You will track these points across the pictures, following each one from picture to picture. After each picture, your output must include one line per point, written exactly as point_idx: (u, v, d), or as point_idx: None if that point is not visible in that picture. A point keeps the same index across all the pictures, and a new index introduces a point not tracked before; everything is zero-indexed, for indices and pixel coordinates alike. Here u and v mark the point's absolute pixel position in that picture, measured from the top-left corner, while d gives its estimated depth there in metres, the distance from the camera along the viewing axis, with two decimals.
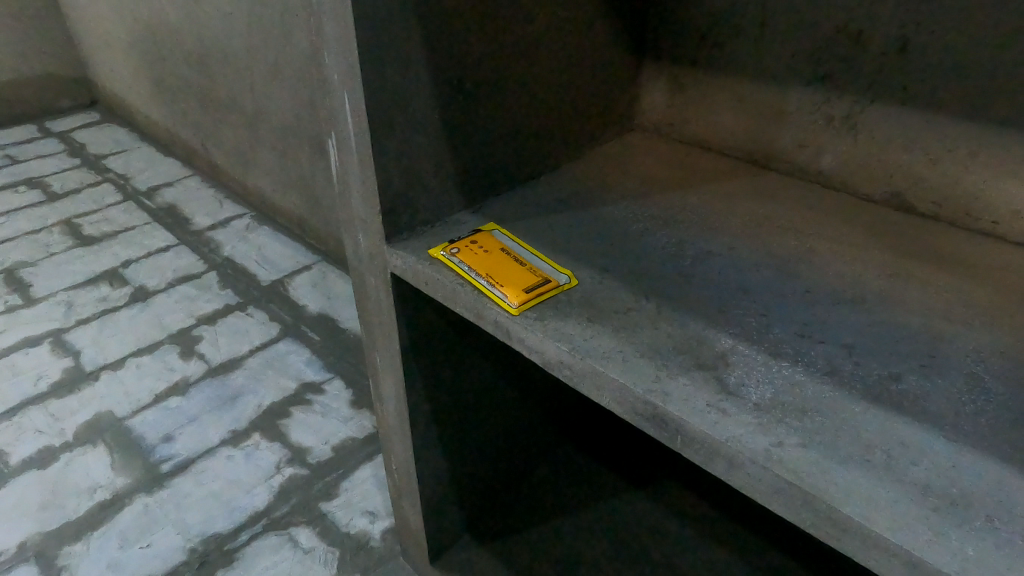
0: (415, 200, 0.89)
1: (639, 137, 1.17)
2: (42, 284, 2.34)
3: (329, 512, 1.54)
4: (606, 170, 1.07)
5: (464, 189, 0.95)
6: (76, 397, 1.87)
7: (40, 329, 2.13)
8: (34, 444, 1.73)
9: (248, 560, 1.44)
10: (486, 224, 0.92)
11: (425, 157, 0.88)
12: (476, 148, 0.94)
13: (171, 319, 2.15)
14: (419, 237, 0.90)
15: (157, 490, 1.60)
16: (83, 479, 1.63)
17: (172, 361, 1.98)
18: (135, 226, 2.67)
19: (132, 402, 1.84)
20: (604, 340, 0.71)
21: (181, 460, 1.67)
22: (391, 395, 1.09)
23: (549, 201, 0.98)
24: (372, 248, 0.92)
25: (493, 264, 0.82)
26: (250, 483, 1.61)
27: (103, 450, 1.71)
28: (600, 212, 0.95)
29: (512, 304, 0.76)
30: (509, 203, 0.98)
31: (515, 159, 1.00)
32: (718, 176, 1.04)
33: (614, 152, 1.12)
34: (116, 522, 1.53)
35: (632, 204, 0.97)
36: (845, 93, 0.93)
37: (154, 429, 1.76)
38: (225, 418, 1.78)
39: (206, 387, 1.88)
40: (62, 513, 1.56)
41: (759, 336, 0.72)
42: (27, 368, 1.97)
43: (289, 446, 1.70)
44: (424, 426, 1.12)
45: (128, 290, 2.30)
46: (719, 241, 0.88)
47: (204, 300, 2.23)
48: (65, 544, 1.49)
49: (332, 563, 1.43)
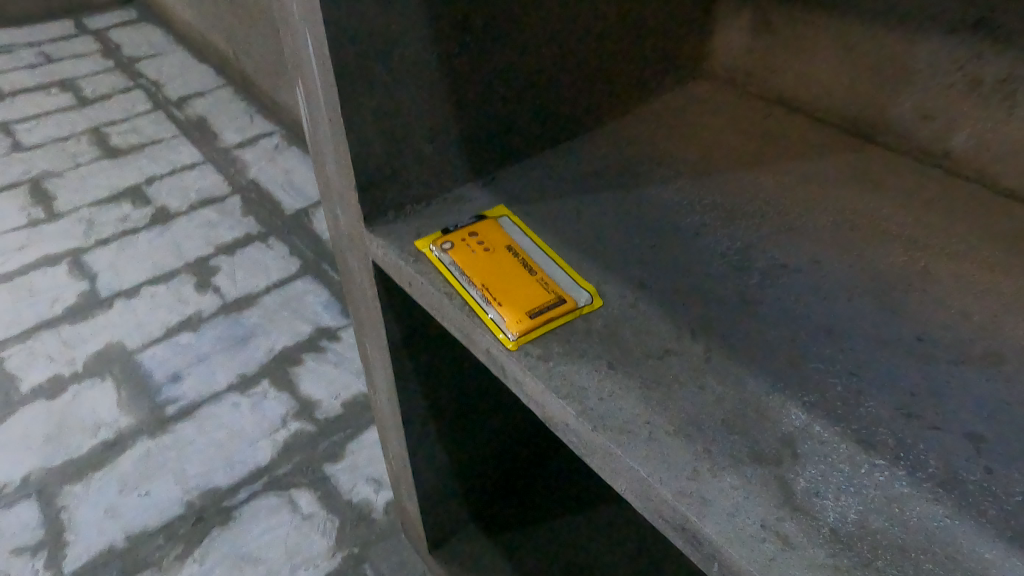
0: (404, 171, 0.70)
1: (707, 88, 0.93)
2: (66, 197, 2.24)
3: (333, 475, 1.44)
4: (658, 134, 0.84)
5: (471, 156, 0.75)
6: (89, 324, 1.79)
7: (60, 245, 2.04)
8: (44, 372, 1.67)
9: (244, 520, 1.36)
10: (495, 206, 0.72)
11: (419, 116, 0.68)
12: (487, 104, 0.72)
13: (190, 246, 2.04)
14: (409, 219, 0.71)
15: (160, 434, 1.52)
16: (88, 414, 1.57)
17: (186, 294, 1.88)
18: (162, 140, 2.53)
19: (143, 335, 1.76)
20: (627, 404, 0.52)
21: (187, 404, 1.59)
22: (383, 388, 0.94)
23: (580, 177, 0.77)
24: (351, 228, 0.73)
25: (494, 272, 0.63)
26: (255, 435, 1.52)
27: (111, 385, 1.63)
28: (643, 195, 0.74)
29: (510, 333, 0.57)
30: (529, 177, 0.77)
31: (540, 117, 0.78)
32: (805, 150, 0.80)
33: (673, 109, 0.89)
34: (117, 465, 1.47)
35: (686, 185, 0.75)
36: (1007, 50, 0.66)
37: (163, 366, 1.68)
38: (235, 360, 1.69)
39: (219, 325, 1.79)
40: (66, 451, 1.50)
41: (845, 410, 0.52)
42: (44, 289, 1.89)
43: (297, 397, 1.60)
44: (421, 421, 0.97)
45: (149, 210, 2.19)
46: (799, 252, 0.66)
47: (225, 227, 2.11)
48: (66, 484, 1.43)
49: (331, 533, 1.34)
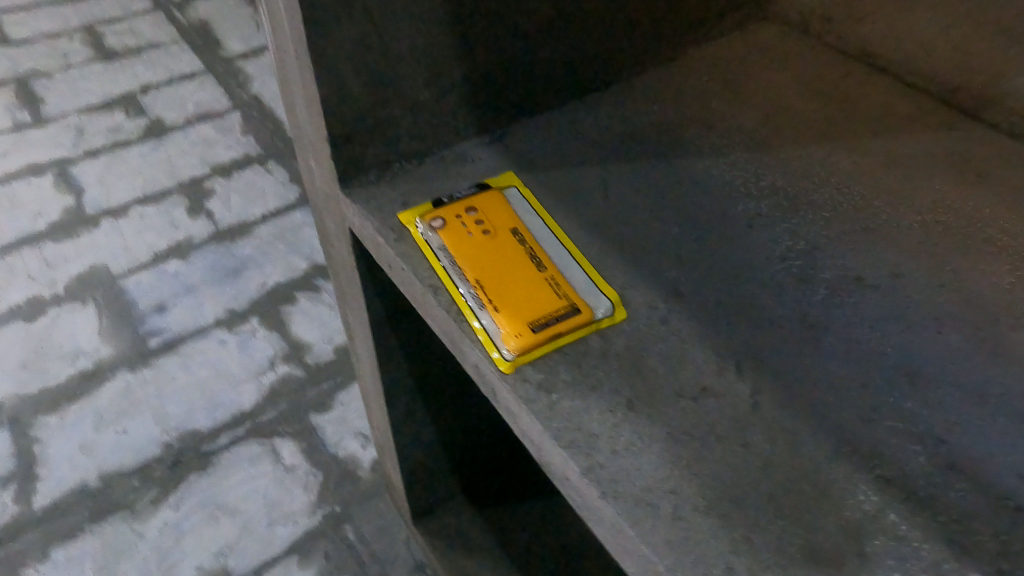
0: (391, 123, 0.56)
1: (773, 35, 0.76)
2: (55, 101, 2.09)
3: (319, 426, 1.36)
4: (709, 91, 0.69)
5: (477, 106, 0.60)
6: (72, 243, 1.68)
7: (46, 154, 1.91)
8: (23, 292, 1.58)
9: (224, 468, 1.29)
10: (502, 172, 0.58)
11: (415, 53, 0.53)
12: (502, 43, 0.57)
13: (184, 164, 1.90)
14: (396, 181, 0.58)
15: (141, 368, 1.44)
16: (67, 341, 1.48)
17: (177, 217, 1.76)
18: (160, 44, 2.35)
19: (129, 259, 1.66)
20: (649, 463, 0.40)
21: (171, 337, 1.50)
22: (367, 360, 0.83)
23: (610, 140, 0.63)
24: (325, 185, 0.60)
25: (494, 264, 0.50)
26: (240, 377, 1.44)
27: (92, 312, 1.54)
28: (686, 169, 0.60)
29: (506, 350, 0.45)
30: (547, 135, 0.63)
31: (565, 60, 0.63)
32: (889, 123, 0.65)
33: (731, 58, 0.73)
34: (94, 398, 1.39)
35: (740, 158, 0.61)
36: None
37: (148, 294, 1.58)
38: (224, 293, 1.59)
39: (209, 255, 1.67)
40: (42, 379, 1.42)
41: (932, 494, 0.39)
42: (27, 201, 1.77)
43: (288, 339, 1.51)
44: (407, 397, 0.87)
45: (143, 121, 2.04)
46: (878, 260, 0.52)
47: (222, 146, 1.96)
48: (41, 415, 1.37)
49: (313, 489, 1.27)
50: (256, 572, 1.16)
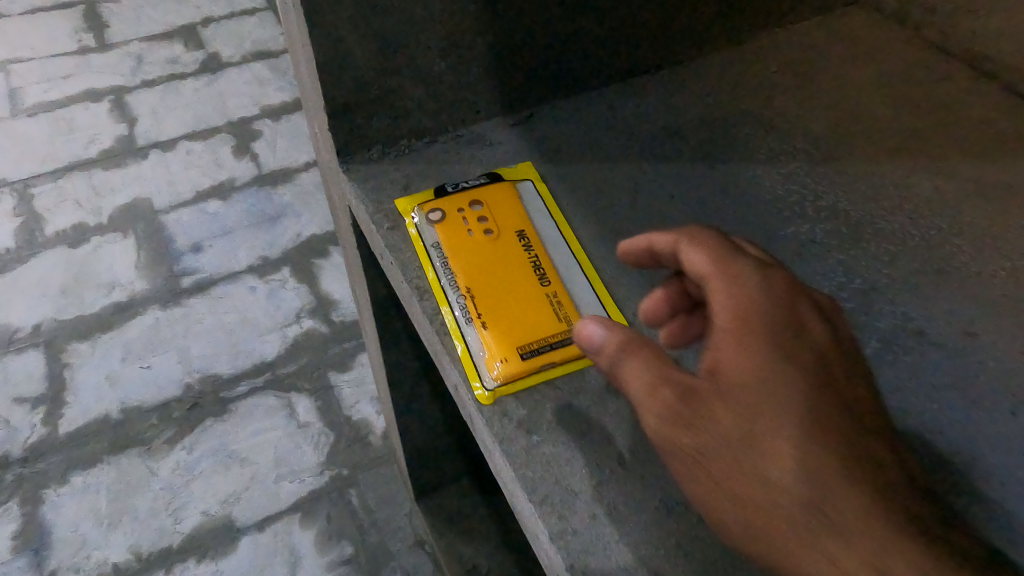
0: (399, 96, 0.49)
1: (862, 24, 0.66)
2: (118, 26, 2.08)
3: (337, 385, 1.35)
4: (775, 85, 0.60)
5: (502, 84, 0.53)
6: (120, 172, 1.69)
7: (104, 80, 1.91)
8: (70, 217, 1.59)
9: (239, 416, 1.29)
10: (520, 162, 0.52)
11: (431, 18, 0.46)
12: (535, 14, 0.50)
13: (235, 103, 1.88)
14: (402, 160, 0.52)
15: (171, 306, 1.45)
16: (105, 271, 1.50)
17: (223, 156, 1.75)
18: None
19: (172, 194, 1.66)
20: (630, 536, 0.35)
21: (204, 278, 1.50)
22: (372, 338, 0.79)
23: (650, 133, 0.55)
24: (328, 157, 0.55)
25: (492, 272, 0.44)
26: (265, 327, 1.43)
27: (131, 244, 1.55)
28: (732, 178, 0.52)
29: (488, 378, 0.40)
30: (580, 122, 0.56)
31: (610, 38, 0.55)
32: (987, 141, 0.54)
33: (807, 48, 0.63)
34: (125, 330, 1.41)
35: (798, 171, 0.53)
36: None
37: (187, 232, 1.59)
38: (260, 239, 1.58)
39: (250, 198, 1.66)
40: (78, 306, 1.44)
41: None
42: (82, 126, 1.79)
43: (316, 292, 1.49)
44: (412, 380, 0.83)
45: (201, 55, 2.02)
46: (949, 313, 0.44)
47: (275, 88, 1.93)
48: (74, 341, 1.39)
49: (323, 448, 1.26)
50: (259, 524, 1.16)
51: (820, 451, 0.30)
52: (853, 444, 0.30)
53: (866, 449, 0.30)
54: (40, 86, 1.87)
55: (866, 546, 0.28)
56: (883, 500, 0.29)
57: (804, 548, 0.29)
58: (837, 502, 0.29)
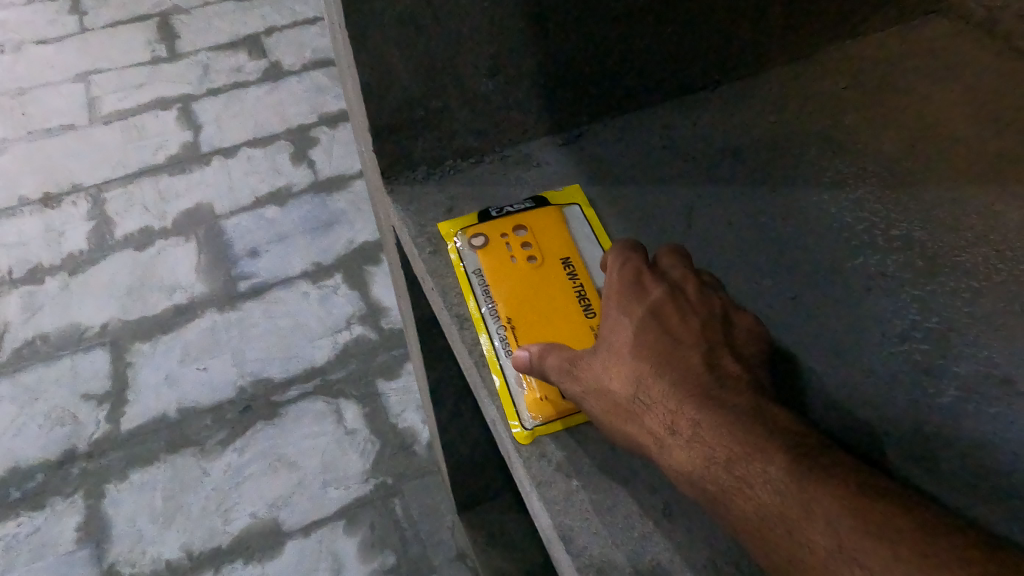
0: (445, 117, 0.48)
1: (943, 34, 0.61)
2: (188, 36, 2.16)
3: (384, 392, 1.35)
4: (843, 103, 0.56)
5: (551, 103, 0.52)
6: (185, 178, 1.75)
7: (173, 89, 1.98)
8: (138, 221, 1.66)
9: (289, 421, 1.31)
10: (568, 184, 0.50)
11: (478, 38, 0.45)
12: (586, 31, 0.48)
13: (295, 110, 1.93)
14: (446, 182, 0.51)
15: (228, 310, 1.49)
16: (168, 274, 1.55)
17: (281, 163, 1.79)
18: None
19: (232, 200, 1.71)
20: None
21: (260, 283, 1.54)
22: (416, 353, 0.78)
23: (706, 154, 0.53)
24: (373, 176, 0.54)
25: (534, 302, 0.43)
26: (317, 332, 1.45)
27: (193, 248, 1.60)
28: (794, 204, 0.49)
29: (527, 417, 0.39)
30: (632, 142, 0.54)
31: (666, 55, 0.53)
32: None
33: (880, 62, 0.59)
34: (185, 332, 1.46)
35: (866, 196, 0.49)
36: None
37: (245, 238, 1.63)
38: (314, 246, 1.61)
39: (306, 205, 1.70)
40: (142, 307, 1.50)
41: None
42: (152, 134, 1.86)
43: (366, 299, 1.50)
44: (456, 397, 0.82)
45: (264, 63, 2.07)
46: None
47: (332, 96, 1.97)
48: (137, 341, 1.44)
49: (369, 455, 1.26)
50: (305, 529, 1.17)
51: (633, 355, 0.36)
52: (660, 343, 0.36)
53: (676, 348, 0.36)
54: (115, 95, 1.96)
55: (662, 419, 0.34)
56: (679, 380, 0.35)
57: (626, 433, 0.35)
58: (648, 393, 0.35)
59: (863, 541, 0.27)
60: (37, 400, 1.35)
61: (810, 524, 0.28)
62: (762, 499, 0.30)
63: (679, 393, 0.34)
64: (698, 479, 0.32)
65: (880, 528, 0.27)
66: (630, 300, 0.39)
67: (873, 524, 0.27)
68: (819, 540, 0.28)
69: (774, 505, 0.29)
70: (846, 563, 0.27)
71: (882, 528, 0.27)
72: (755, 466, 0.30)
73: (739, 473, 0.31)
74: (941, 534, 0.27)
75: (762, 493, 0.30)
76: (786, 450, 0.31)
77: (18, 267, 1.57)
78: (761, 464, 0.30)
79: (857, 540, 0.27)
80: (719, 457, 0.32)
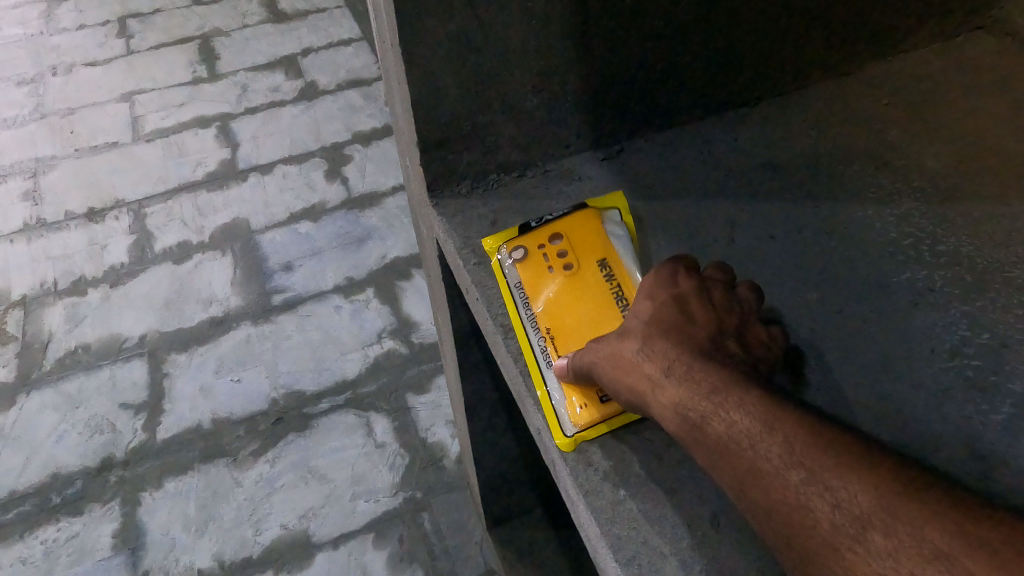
0: (490, 132, 0.49)
1: (987, 50, 0.61)
2: (228, 58, 2.23)
3: (414, 406, 1.36)
4: (884, 120, 0.56)
5: (592, 119, 0.52)
6: (223, 194, 1.80)
7: (213, 108, 2.04)
8: (177, 235, 1.70)
9: (320, 433, 1.33)
10: (611, 193, 0.49)
11: (525, 55, 0.46)
12: (629, 48, 0.49)
13: (329, 129, 1.97)
14: (490, 196, 0.52)
15: (263, 323, 1.52)
16: (205, 287, 1.59)
17: (315, 179, 1.83)
18: (325, 9, 2.45)
19: (268, 216, 1.74)
20: None
21: (293, 296, 1.57)
22: (451, 367, 0.79)
23: (747, 170, 0.53)
24: (418, 190, 0.55)
25: (569, 309, 0.44)
26: (348, 346, 1.47)
27: (229, 262, 1.64)
28: (837, 219, 0.49)
29: (570, 424, 0.39)
30: (672, 158, 0.54)
31: (706, 71, 0.53)
32: None
33: (923, 79, 0.59)
34: (220, 344, 1.48)
35: (910, 212, 0.49)
36: None
37: (280, 253, 1.66)
38: (346, 260, 1.64)
39: (338, 221, 1.73)
40: (179, 318, 1.53)
41: None
42: (192, 151, 1.91)
43: (397, 314, 1.52)
44: (490, 411, 0.82)
45: (300, 84, 2.13)
46: None
47: (366, 115, 2.01)
48: (173, 353, 1.47)
49: (398, 469, 1.27)
50: (334, 541, 1.18)
51: (644, 315, 0.37)
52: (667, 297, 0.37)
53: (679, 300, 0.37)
54: (157, 114, 2.02)
55: (656, 360, 0.35)
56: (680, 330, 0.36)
57: (622, 382, 0.36)
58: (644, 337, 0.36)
59: (816, 454, 0.28)
60: (77, 408, 1.38)
61: (773, 440, 0.29)
62: (734, 421, 0.31)
63: (679, 341, 0.35)
64: (680, 411, 0.33)
65: (832, 445, 0.28)
66: (658, 273, 0.38)
67: (828, 442, 0.28)
68: (775, 452, 0.29)
69: (742, 425, 0.30)
70: (796, 471, 0.28)
71: (836, 446, 0.28)
72: (731, 396, 0.31)
73: (718, 401, 0.32)
74: (885, 453, 0.28)
75: (735, 416, 0.31)
76: (766, 391, 0.32)
77: (62, 278, 1.61)
78: (739, 394, 0.31)
79: (813, 457, 0.28)
80: (703, 390, 0.33)
